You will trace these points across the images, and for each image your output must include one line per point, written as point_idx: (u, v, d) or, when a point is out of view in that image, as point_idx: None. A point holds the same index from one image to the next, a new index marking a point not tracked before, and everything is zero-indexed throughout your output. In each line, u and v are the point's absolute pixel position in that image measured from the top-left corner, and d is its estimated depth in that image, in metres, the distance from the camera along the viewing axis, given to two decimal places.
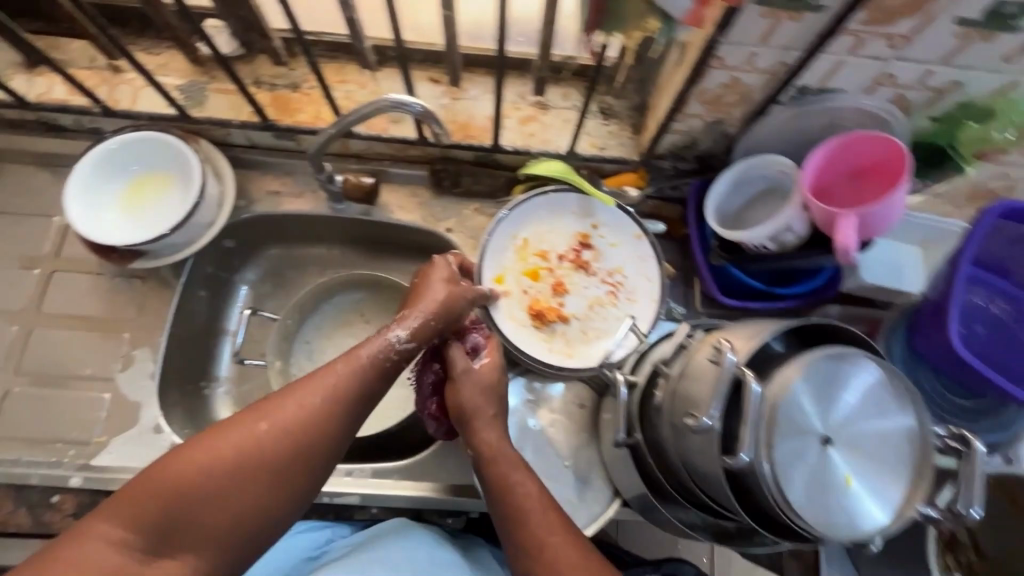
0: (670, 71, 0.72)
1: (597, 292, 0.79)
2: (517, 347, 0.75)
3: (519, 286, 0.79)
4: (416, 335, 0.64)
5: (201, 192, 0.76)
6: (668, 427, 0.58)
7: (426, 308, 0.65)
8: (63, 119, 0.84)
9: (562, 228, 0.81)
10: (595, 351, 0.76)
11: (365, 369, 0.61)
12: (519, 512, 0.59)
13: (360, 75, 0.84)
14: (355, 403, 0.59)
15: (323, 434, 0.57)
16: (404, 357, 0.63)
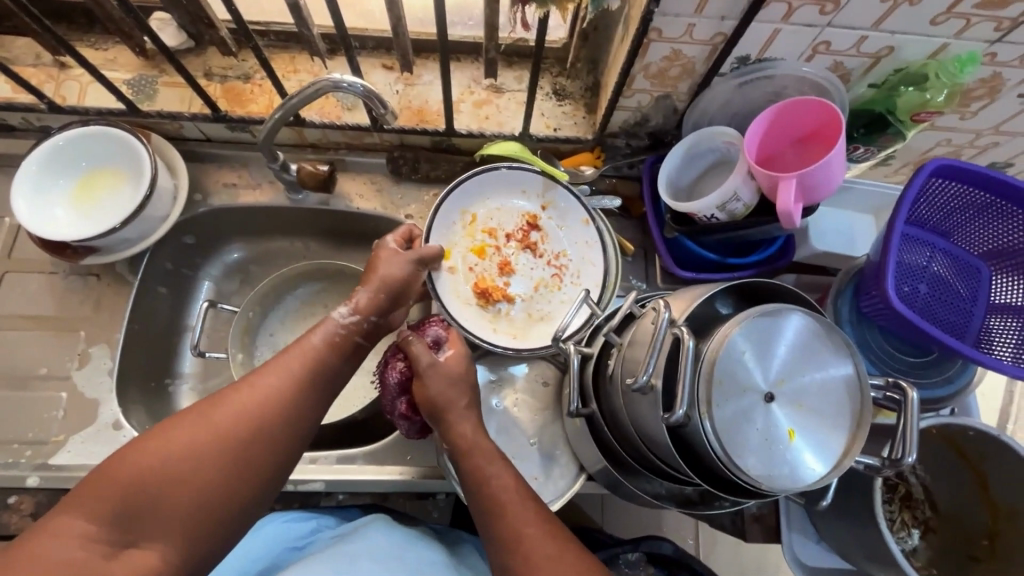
0: (616, 48, 0.73)
1: (542, 274, 0.81)
2: (460, 323, 0.76)
3: (465, 262, 0.80)
4: (362, 310, 0.66)
5: (151, 186, 0.76)
6: (620, 393, 0.59)
7: (371, 288, 0.68)
8: (9, 118, 0.83)
9: (510, 208, 0.83)
10: (538, 332, 0.78)
11: (320, 347, 0.62)
12: (496, 503, 0.58)
13: (311, 63, 0.83)
14: (316, 383, 0.60)
15: (291, 415, 0.57)
16: (354, 334, 0.65)
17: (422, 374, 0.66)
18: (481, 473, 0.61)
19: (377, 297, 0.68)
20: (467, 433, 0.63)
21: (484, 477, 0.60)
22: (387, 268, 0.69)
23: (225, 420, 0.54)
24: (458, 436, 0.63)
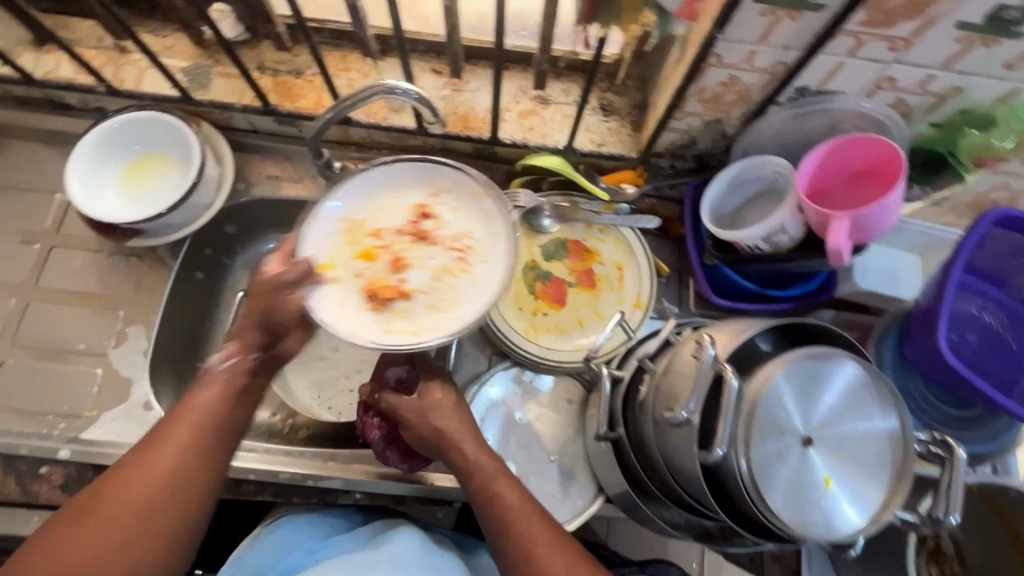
0: (671, 69, 0.72)
1: (442, 261, 0.62)
2: (347, 334, 0.57)
3: (351, 269, 0.61)
4: (236, 348, 0.59)
5: (198, 174, 0.77)
6: (651, 422, 0.58)
7: (248, 323, 0.60)
8: (69, 97, 0.85)
9: (399, 203, 0.65)
10: (445, 325, 0.59)
11: (212, 400, 0.57)
12: (504, 524, 0.58)
13: (363, 63, 0.84)
14: (216, 437, 0.56)
15: (190, 480, 0.53)
16: (237, 378, 0.58)
17: (427, 404, 0.64)
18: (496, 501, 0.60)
19: (267, 333, 0.59)
20: (479, 457, 0.62)
21: (500, 506, 0.59)
22: (260, 291, 0.59)
23: (119, 507, 0.51)
24: (468, 461, 0.62)
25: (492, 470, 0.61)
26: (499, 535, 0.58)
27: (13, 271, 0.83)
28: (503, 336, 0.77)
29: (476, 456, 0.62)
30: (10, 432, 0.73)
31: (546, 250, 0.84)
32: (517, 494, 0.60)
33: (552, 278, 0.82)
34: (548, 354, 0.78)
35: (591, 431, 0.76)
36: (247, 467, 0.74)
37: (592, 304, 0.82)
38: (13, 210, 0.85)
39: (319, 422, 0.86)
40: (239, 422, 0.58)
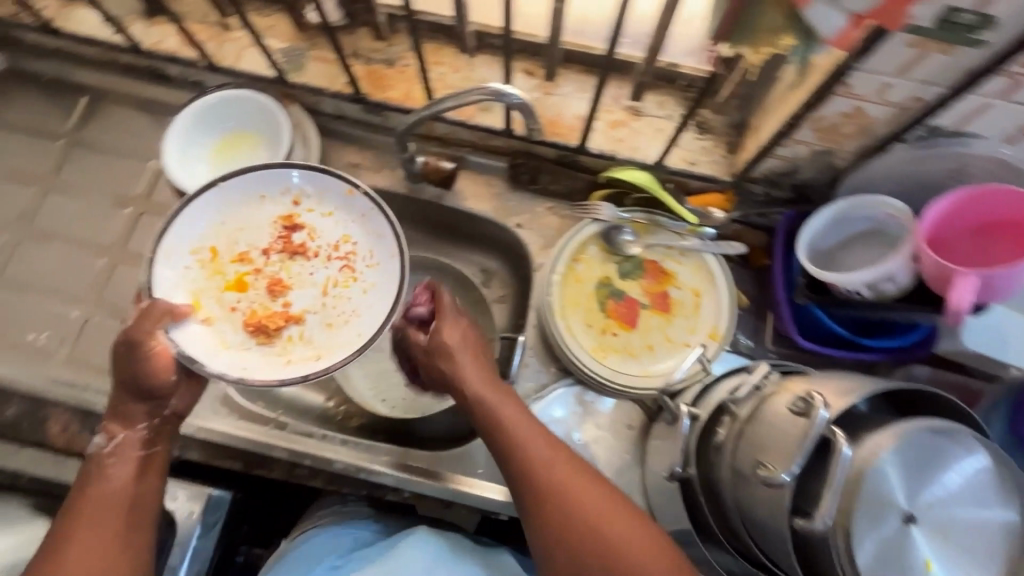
0: (785, 93, 0.67)
1: (327, 273, 0.70)
2: (243, 374, 0.64)
3: (223, 305, 0.67)
4: (126, 425, 0.62)
5: (287, 156, 0.78)
6: (728, 467, 0.55)
7: (129, 403, 0.62)
8: (171, 69, 0.88)
9: (244, 218, 0.70)
10: (345, 342, 0.67)
11: (112, 481, 0.60)
12: (560, 506, 0.56)
13: (456, 58, 0.83)
14: (117, 511, 0.59)
15: (115, 547, 0.57)
16: (133, 452, 0.62)
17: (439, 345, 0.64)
18: (539, 471, 0.58)
19: (146, 406, 0.62)
20: (513, 420, 0.61)
21: (538, 474, 0.58)
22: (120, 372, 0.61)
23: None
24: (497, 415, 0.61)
25: (526, 429, 0.60)
26: (534, 501, 0.57)
27: (103, 232, 0.86)
28: (570, 352, 0.75)
29: (506, 410, 0.61)
30: (88, 388, 0.76)
31: (622, 268, 0.81)
32: (555, 460, 0.59)
33: (625, 297, 0.79)
34: (614, 376, 0.75)
35: (652, 462, 0.72)
36: (304, 452, 0.74)
37: (664, 330, 0.78)
38: (109, 174, 0.89)
39: (372, 412, 0.87)
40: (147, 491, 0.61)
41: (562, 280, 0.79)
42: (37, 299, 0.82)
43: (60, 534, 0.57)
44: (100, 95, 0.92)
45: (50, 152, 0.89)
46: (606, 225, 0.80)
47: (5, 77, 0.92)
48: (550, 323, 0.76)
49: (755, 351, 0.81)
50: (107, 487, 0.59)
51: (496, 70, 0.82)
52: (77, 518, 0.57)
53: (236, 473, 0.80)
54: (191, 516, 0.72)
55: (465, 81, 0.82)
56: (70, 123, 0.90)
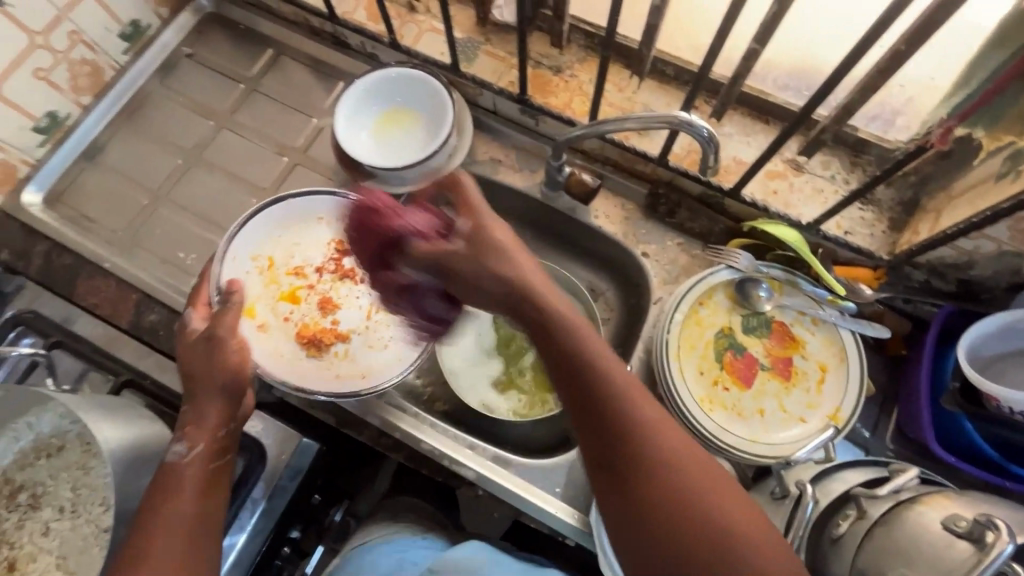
0: (984, 182, 0.62)
1: (371, 299, 0.81)
2: (294, 378, 0.74)
3: (278, 315, 0.79)
4: (199, 437, 0.61)
5: (443, 141, 0.81)
6: (848, 566, 0.51)
7: (201, 412, 0.62)
8: (353, 39, 0.94)
9: (302, 240, 0.82)
10: (381, 362, 0.77)
11: (181, 500, 0.58)
12: (667, 480, 0.46)
13: (624, 78, 0.83)
14: (190, 530, 0.57)
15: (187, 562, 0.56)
16: (203, 464, 0.61)
17: (481, 234, 0.56)
18: (635, 430, 0.48)
19: (215, 411, 0.63)
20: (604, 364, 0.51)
21: (593, 392, 0.49)
22: (203, 379, 0.63)
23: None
24: (587, 356, 0.51)
25: (608, 361, 0.51)
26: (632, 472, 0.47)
27: (260, 174, 0.93)
28: (678, 397, 0.73)
29: (599, 349, 0.51)
30: None
31: (747, 323, 0.77)
32: (659, 421, 0.49)
33: (744, 353, 0.76)
34: (719, 433, 0.72)
35: None
36: (396, 425, 0.76)
37: (780, 398, 0.74)
38: (275, 122, 0.96)
39: (456, 401, 0.88)
40: (213, 507, 0.60)
41: (682, 321, 0.76)
42: (192, 221, 0.90)
43: (129, 557, 0.55)
44: (282, 50, 0.99)
45: (231, 92, 0.98)
46: (739, 275, 0.77)
47: (209, 19, 1.01)
48: (663, 362, 0.74)
49: (870, 444, 0.75)
50: (179, 501, 0.57)
51: (661, 97, 0.82)
52: (149, 534, 0.56)
53: (323, 426, 0.84)
54: (280, 457, 0.76)
55: (628, 102, 0.82)
56: (253, 70, 0.99)
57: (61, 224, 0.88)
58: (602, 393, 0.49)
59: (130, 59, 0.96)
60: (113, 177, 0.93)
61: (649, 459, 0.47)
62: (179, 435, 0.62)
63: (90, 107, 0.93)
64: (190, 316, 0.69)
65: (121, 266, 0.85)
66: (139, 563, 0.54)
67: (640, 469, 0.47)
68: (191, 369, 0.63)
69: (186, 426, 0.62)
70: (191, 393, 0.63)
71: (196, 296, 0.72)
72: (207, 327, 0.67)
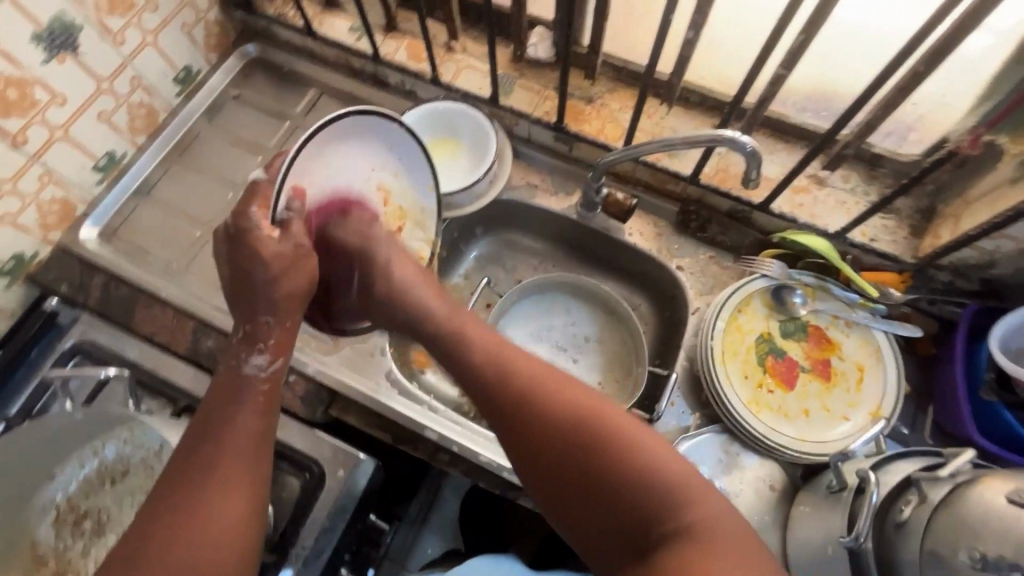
0: (1000, 187, 0.68)
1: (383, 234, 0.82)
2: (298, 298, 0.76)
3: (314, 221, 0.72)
4: (279, 351, 0.62)
5: (488, 169, 0.87)
6: (918, 548, 0.54)
7: (280, 326, 0.63)
8: (393, 77, 1.00)
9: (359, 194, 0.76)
10: None
11: (245, 415, 0.57)
12: (563, 429, 0.53)
13: (653, 106, 0.89)
14: (254, 444, 0.57)
15: (253, 473, 0.55)
16: (274, 381, 0.60)
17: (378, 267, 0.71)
18: (540, 391, 0.56)
19: (286, 325, 0.64)
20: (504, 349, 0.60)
21: (504, 373, 0.58)
22: (291, 289, 0.63)
23: (190, 531, 0.50)
24: (483, 354, 0.60)
25: (495, 344, 0.61)
26: (552, 441, 0.53)
27: None
28: (726, 400, 0.76)
29: (489, 344, 0.62)
30: None
31: (785, 328, 0.82)
32: (569, 390, 0.56)
33: (785, 357, 0.80)
34: (770, 433, 0.75)
35: (796, 529, 0.70)
36: (454, 438, 0.78)
37: (822, 398, 0.78)
38: None
39: None
40: (271, 425, 0.60)
41: (724, 329, 0.80)
42: None
43: (199, 462, 0.54)
44: (324, 89, 1.06)
45: (277, 129, 1.03)
46: (775, 284, 0.82)
47: (254, 63, 1.08)
48: (710, 367, 0.78)
49: (909, 440, 0.78)
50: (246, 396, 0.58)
51: (688, 121, 0.88)
52: (222, 442, 0.55)
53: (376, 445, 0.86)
54: (338, 475, 0.77)
55: (656, 127, 0.89)
56: (297, 109, 1.04)
57: (117, 257, 0.91)
58: (493, 372, 0.58)
59: (182, 101, 1.01)
60: (165, 211, 0.97)
61: (557, 422, 0.54)
62: (255, 348, 0.61)
63: (145, 146, 0.98)
64: (257, 215, 0.61)
65: (178, 296, 0.88)
66: (209, 470, 0.53)
67: (548, 421, 0.54)
68: (274, 271, 0.61)
69: (267, 338, 0.62)
70: (263, 306, 0.62)
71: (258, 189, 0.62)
72: (288, 237, 0.63)
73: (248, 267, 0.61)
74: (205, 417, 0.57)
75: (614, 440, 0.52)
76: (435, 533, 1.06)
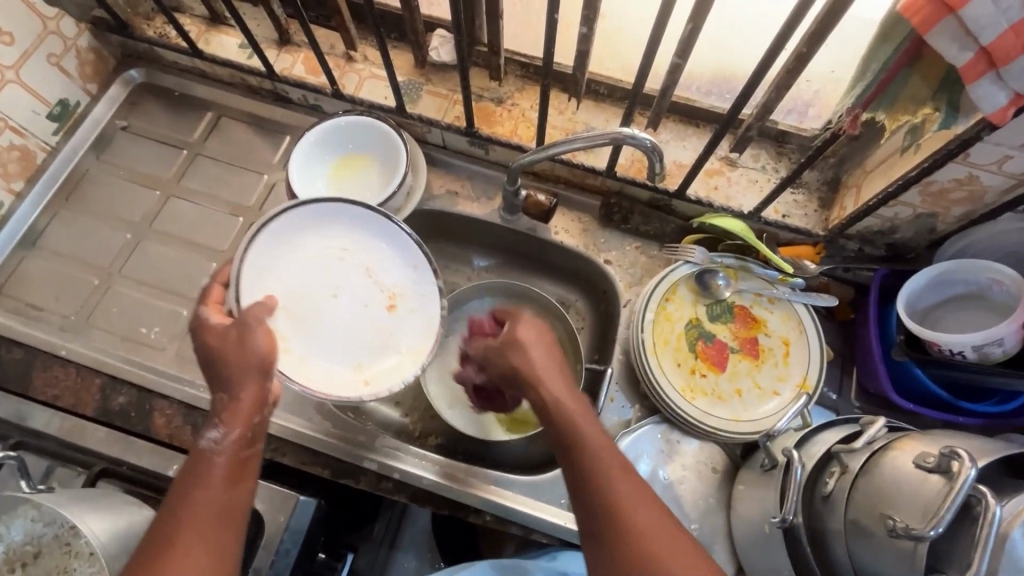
0: (890, 156, 0.70)
1: (376, 301, 0.76)
2: (309, 383, 0.71)
3: (293, 313, 0.72)
4: (236, 421, 0.57)
5: (402, 184, 0.84)
6: (842, 518, 0.55)
7: (238, 397, 0.58)
8: (294, 93, 0.95)
9: (337, 278, 0.76)
10: (389, 376, 0.74)
11: (211, 491, 0.54)
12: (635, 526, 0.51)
13: (564, 102, 0.88)
14: (219, 521, 0.53)
15: (211, 556, 0.51)
16: (234, 451, 0.56)
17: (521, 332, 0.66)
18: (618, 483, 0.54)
19: (246, 395, 0.59)
20: (589, 428, 0.58)
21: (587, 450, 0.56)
22: (238, 359, 0.59)
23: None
24: (576, 431, 0.58)
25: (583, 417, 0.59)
26: (611, 539, 0.51)
27: (218, 237, 0.92)
28: (662, 391, 0.77)
29: (574, 414, 0.59)
30: (195, 384, 0.81)
31: (712, 312, 0.83)
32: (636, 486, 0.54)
33: (714, 340, 0.82)
34: (705, 418, 0.76)
35: (738, 510, 0.71)
36: (394, 465, 0.77)
37: (753, 376, 0.80)
38: (225, 183, 0.95)
39: (449, 432, 0.88)
40: (241, 498, 0.55)
41: (654, 319, 0.81)
42: (150, 294, 0.88)
43: (160, 543, 0.50)
44: (222, 111, 0.99)
45: (174, 159, 0.96)
46: (698, 269, 0.83)
47: (140, 90, 1.00)
48: (642, 359, 0.78)
49: (837, 405, 0.81)
50: (210, 473, 0.54)
51: (599, 115, 0.87)
52: (183, 519, 0.52)
53: (319, 481, 0.82)
54: (276, 521, 0.73)
55: (569, 123, 0.87)
56: (194, 135, 0.98)
57: (5, 318, 0.83)
58: (581, 449, 0.56)
59: (61, 138, 0.93)
60: (57, 261, 0.89)
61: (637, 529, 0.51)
62: (211, 421, 0.58)
63: (24, 192, 0.90)
64: (207, 312, 0.64)
65: (80, 352, 0.82)
66: (168, 548, 0.50)
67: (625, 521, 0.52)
68: (225, 354, 0.60)
69: (222, 411, 0.58)
70: (219, 382, 0.59)
71: (208, 294, 0.66)
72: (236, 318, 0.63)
73: (202, 355, 0.61)
74: (170, 498, 0.54)
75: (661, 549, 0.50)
76: (410, 549, 0.99)
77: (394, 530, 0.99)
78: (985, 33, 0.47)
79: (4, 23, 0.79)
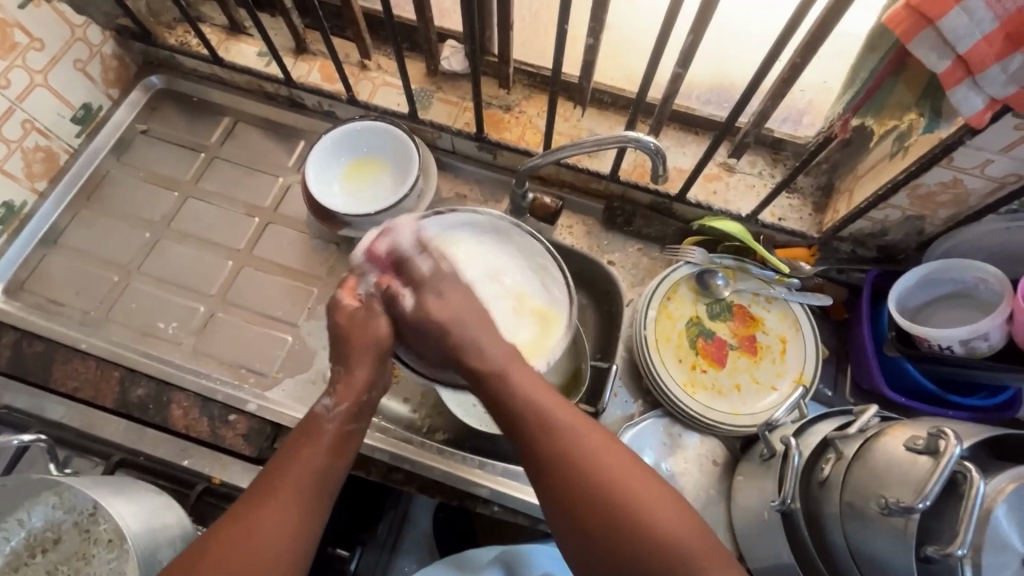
0: (879, 161, 0.74)
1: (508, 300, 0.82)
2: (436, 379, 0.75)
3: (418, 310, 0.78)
4: (345, 395, 0.64)
5: (412, 186, 0.86)
6: (837, 501, 0.58)
7: (354, 373, 0.66)
8: (309, 99, 0.99)
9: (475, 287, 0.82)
10: None
11: (318, 451, 0.59)
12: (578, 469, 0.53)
13: (569, 109, 0.92)
14: (317, 477, 0.58)
15: (308, 504, 0.56)
16: (342, 423, 0.62)
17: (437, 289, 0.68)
18: (554, 431, 0.56)
19: (354, 373, 0.66)
20: (528, 384, 0.60)
21: (524, 404, 0.58)
22: (362, 337, 0.68)
23: (239, 555, 0.50)
24: (509, 390, 0.60)
25: (523, 377, 0.61)
26: (556, 485, 0.54)
27: (234, 237, 0.95)
28: (665, 386, 0.79)
29: (505, 376, 0.61)
30: (211, 377, 0.83)
31: (711, 310, 0.86)
32: (605, 452, 0.54)
33: (714, 337, 0.85)
34: (705, 411, 0.79)
35: (737, 498, 0.74)
36: (405, 457, 0.79)
37: (751, 371, 0.83)
38: (241, 185, 0.98)
39: (458, 427, 0.89)
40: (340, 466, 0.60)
41: (656, 317, 0.84)
42: (167, 291, 0.90)
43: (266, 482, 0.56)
44: (239, 116, 1.03)
45: (191, 162, 0.99)
46: (698, 269, 0.86)
47: (160, 95, 1.04)
48: (645, 355, 0.81)
49: (833, 401, 0.84)
50: (320, 432, 0.60)
51: (603, 122, 0.91)
52: (289, 466, 0.57)
53: None
54: None
55: (574, 129, 0.91)
56: (211, 139, 1.01)
57: (28, 313, 0.86)
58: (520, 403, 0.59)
59: (83, 141, 0.96)
60: (78, 259, 0.92)
61: (575, 475, 0.53)
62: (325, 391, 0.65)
63: (47, 192, 0.93)
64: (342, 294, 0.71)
65: (99, 345, 0.84)
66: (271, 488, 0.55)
67: (565, 468, 0.54)
68: (348, 330, 0.68)
69: (336, 384, 0.65)
70: (339, 357, 0.68)
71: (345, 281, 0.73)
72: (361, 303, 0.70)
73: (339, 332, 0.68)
74: (282, 450, 0.60)
75: (628, 504, 0.51)
76: (410, 553, 0.97)
77: (396, 533, 0.98)
78: (963, 44, 0.51)
79: (35, 29, 0.82)
